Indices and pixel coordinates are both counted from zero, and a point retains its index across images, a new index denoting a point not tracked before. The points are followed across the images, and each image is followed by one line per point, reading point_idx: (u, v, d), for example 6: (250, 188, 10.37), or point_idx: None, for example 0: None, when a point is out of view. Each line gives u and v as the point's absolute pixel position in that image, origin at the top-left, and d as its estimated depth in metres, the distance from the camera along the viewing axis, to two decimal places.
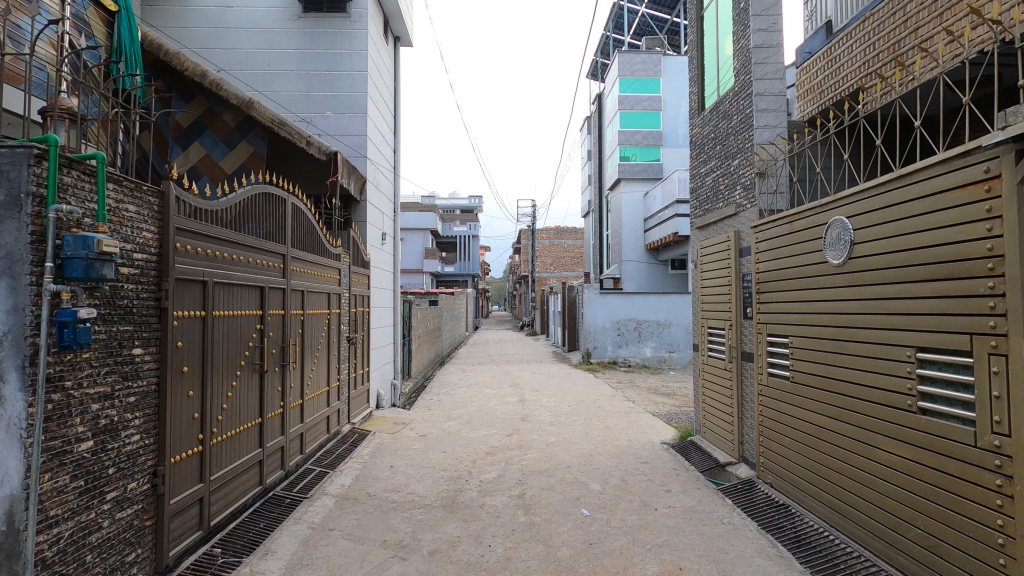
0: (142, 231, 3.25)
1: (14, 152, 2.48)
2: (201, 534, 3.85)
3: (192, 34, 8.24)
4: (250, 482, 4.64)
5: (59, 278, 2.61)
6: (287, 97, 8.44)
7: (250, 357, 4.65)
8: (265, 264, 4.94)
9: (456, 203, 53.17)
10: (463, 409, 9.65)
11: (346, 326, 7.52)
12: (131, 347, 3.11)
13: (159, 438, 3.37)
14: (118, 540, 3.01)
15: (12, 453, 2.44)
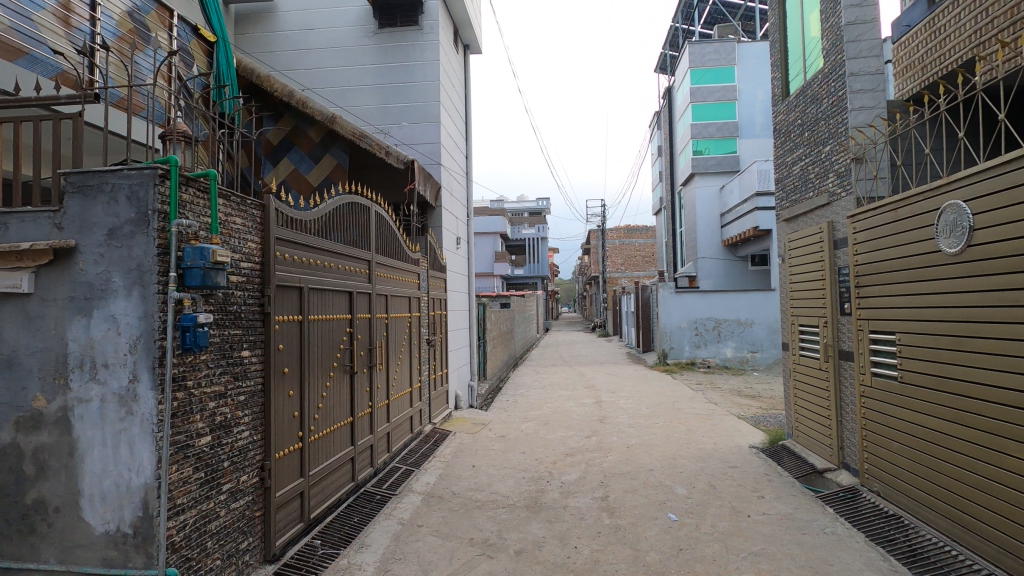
0: (247, 242, 3.50)
1: (142, 173, 2.75)
2: (302, 526, 4.08)
3: (280, 58, 8.83)
4: (343, 478, 4.86)
5: (180, 286, 2.85)
6: (365, 111, 8.81)
7: (342, 359, 4.89)
8: (352, 270, 5.18)
9: (524, 206, 53.45)
10: (539, 410, 9.65)
11: (426, 328, 7.74)
12: (240, 349, 3.36)
13: (265, 434, 3.60)
14: (233, 529, 3.25)
15: (145, 447, 2.70)
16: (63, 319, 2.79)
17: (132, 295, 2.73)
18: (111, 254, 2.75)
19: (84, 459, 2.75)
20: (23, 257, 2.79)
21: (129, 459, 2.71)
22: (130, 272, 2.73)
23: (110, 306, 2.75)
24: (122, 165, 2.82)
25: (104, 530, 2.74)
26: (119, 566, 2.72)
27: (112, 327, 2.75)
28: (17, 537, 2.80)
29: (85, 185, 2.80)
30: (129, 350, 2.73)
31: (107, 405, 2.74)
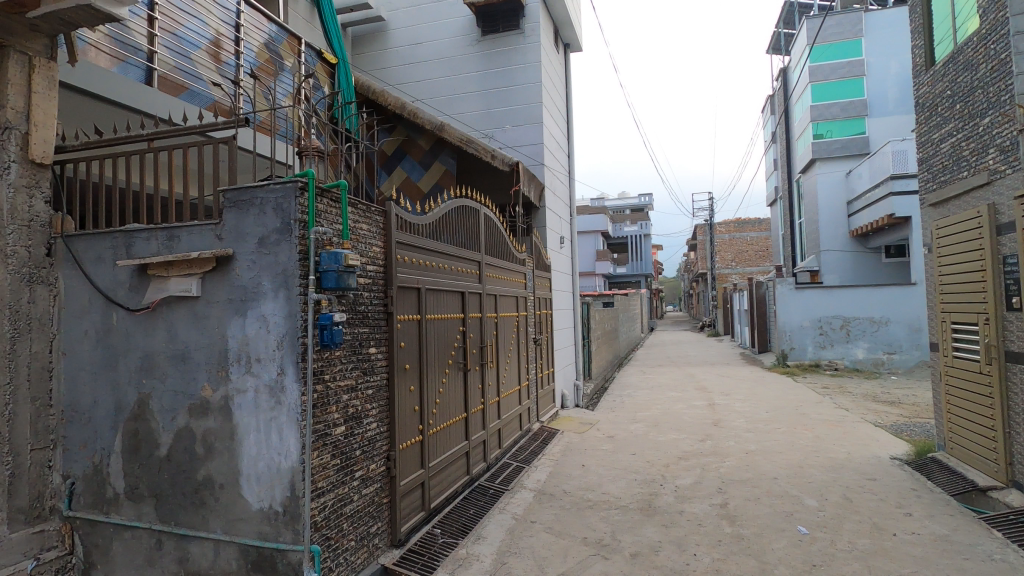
0: (372, 246, 3.74)
1: (285, 186, 3.05)
2: (423, 515, 4.29)
3: (392, 73, 9.38)
4: (459, 470, 5.06)
5: (318, 288, 3.12)
6: (470, 117, 9.07)
7: (456, 357, 5.09)
8: (464, 270, 5.38)
9: (625, 203, 52.32)
10: (647, 412, 9.39)
11: (533, 327, 7.84)
12: (368, 346, 3.61)
13: (390, 426, 3.84)
14: (365, 513, 3.50)
15: (292, 433, 2.99)
16: (224, 318, 3.17)
17: (279, 297, 3.03)
18: (261, 260, 3.08)
19: (242, 442, 3.10)
20: (192, 264, 3.21)
21: (278, 444, 3.01)
22: (277, 276, 3.04)
23: (261, 307, 3.07)
24: (268, 180, 3.14)
25: (259, 507, 3.07)
26: (272, 540, 3.03)
27: (263, 325, 3.07)
28: (190, 507, 3.22)
29: (240, 200, 3.15)
30: (277, 346, 3.03)
31: (260, 395, 3.06)
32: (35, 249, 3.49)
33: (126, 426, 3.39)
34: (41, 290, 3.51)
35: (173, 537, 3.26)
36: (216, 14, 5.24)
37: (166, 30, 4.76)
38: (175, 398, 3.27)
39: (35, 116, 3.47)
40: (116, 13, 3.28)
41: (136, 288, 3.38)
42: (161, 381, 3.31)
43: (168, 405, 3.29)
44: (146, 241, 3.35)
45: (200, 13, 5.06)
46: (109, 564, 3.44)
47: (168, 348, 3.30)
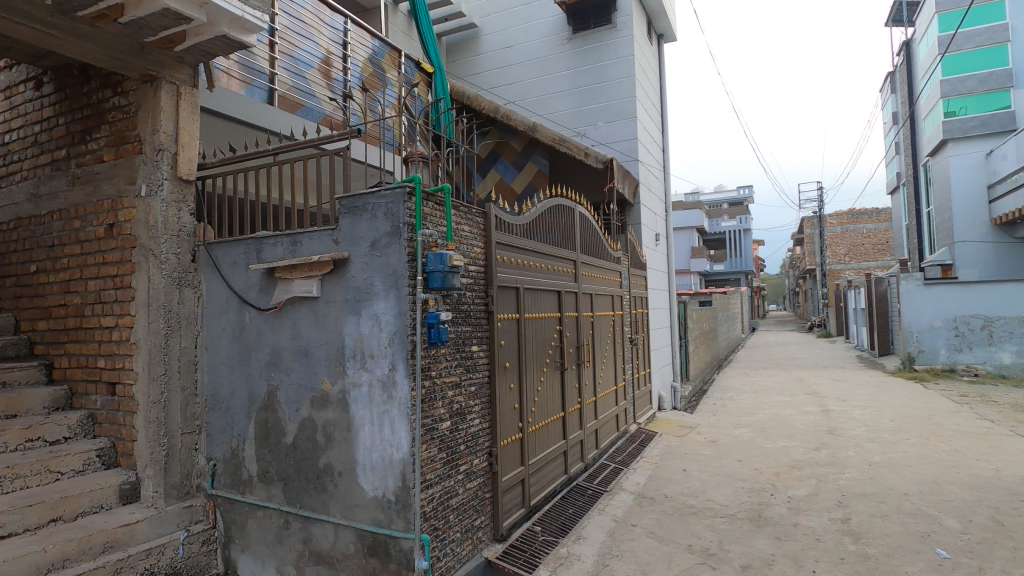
0: (473, 247, 3.84)
1: (394, 192, 3.21)
2: (524, 511, 4.34)
3: (485, 78, 9.62)
4: (558, 469, 5.06)
5: (425, 288, 3.26)
6: (562, 116, 9.05)
7: (554, 356, 5.10)
8: (560, 270, 5.37)
9: (723, 197, 49.75)
10: (753, 417, 8.86)
11: (629, 327, 7.68)
12: (470, 344, 3.71)
13: (492, 423, 3.92)
14: (469, 506, 3.61)
15: (402, 426, 3.14)
16: (340, 317, 3.40)
17: (389, 297, 3.20)
18: (374, 262, 3.26)
19: (358, 433, 3.31)
20: (312, 267, 3.46)
21: (391, 436, 3.18)
22: (387, 277, 3.21)
23: (374, 306, 3.26)
24: (379, 186, 3.33)
25: (373, 495, 3.25)
26: (386, 526, 3.20)
27: (375, 323, 3.26)
28: (313, 491, 3.48)
29: (354, 206, 3.35)
30: (388, 343, 3.20)
31: (373, 389, 3.25)
32: (183, 256, 3.94)
33: (258, 415, 3.74)
34: (188, 292, 3.96)
35: (299, 518, 3.54)
36: (326, 34, 5.63)
37: (286, 52, 5.17)
38: (300, 390, 3.55)
39: (182, 138, 3.92)
40: (245, 40, 3.62)
41: (265, 289, 3.72)
42: (287, 375, 3.61)
43: (294, 397, 3.58)
44: (273, 247, 3.67)
45: (313, 34, 5.47)
46: (245, 540, 3.80)
47: (293, 345, 3.59)
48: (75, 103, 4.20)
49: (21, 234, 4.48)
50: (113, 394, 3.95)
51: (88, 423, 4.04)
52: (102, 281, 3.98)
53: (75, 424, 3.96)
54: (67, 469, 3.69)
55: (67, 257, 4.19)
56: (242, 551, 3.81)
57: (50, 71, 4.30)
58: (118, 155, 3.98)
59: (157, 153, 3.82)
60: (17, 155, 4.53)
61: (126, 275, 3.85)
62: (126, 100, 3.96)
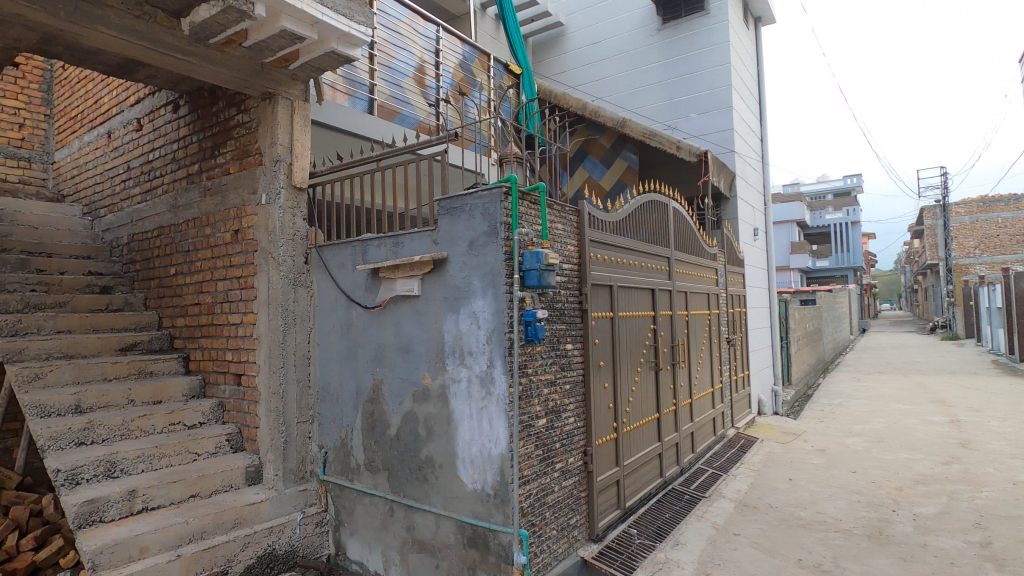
0: (567, 245, 3.83)
1: (491, 192, 3.27)
2: (619, 513, 4.26)
3: (571, 75, 9.61)
4: (653, 472, 4.93)
5: (522, 286, 3.30)
6: (651, 110, 8.81)
7: (648, 355, 4.97)
8: (654, 267, 5.23)
9: (826, 187, 46.13)
10: (867, 425, 8.14)
11: (726, 327, 7.32)
12: (565, 342, 3.71)
13: (587, 421, 3.90)
14: (565, 504, 3.60)
15: (500, 422, 3.20)
16: (440, 315, 3.52)
17: (487, 295, 3.27)
18: (472, 261, 3.35)
19: (457, 427, 3.41)
20: (414, 267, 3.61)
21: (490, 432, 3.25)
22: (485, 276, 3.28)
23: (472, 305, 3.34)
24: (476, 187, 3.41)
25: (473, 488, 3.34)
26: (485, 519, 3.28)
27: (474, 321, 3.34)
28: (415, 482, 3.63)
29: (453, 207, 3.46)
30: (487, 340, 3.27)
31: (472, 385, 3.34)
32: (298, 258, 4.25)
33: (365, 407, 3.96)
34: (303, 291, 4.27)
35: (403, 507, 3.71)
36: (420, 43, 5.86)
37: (383, 64, 5.44)
38: (403, 385, 3.72)
39: (296, 148, 4.23)
40: (351, 54, 3.83)
41: (370, 288, 3.92)
42: (391, 369, 3.80)
43: (397, 391, 3.76)
44: (377, 249, 3.86)
45: (408, 45, 5.71)
46: (353, 524, 4.05)
47: (396, 341, 3.77)
48: (206, 122, 4.68)
49: (163, 241, 5.05)
50: (239, 384, 4.35)
51: (218, 411, 4.47)
52: (229, 281, 4.39)
53: (208, 410, 4.41)
54: (203, 450, 4.12)
55: (200, 261, 4.67)
56: (351, 534, 4.06)
57: (186, 94, 4.82)
58: (242, 167, 4.38)
59: (275, 164, 4.16)
60: (159, 171, 5.12)
61: (250, 276, 4.23)
62: (248, 116, 4.35)
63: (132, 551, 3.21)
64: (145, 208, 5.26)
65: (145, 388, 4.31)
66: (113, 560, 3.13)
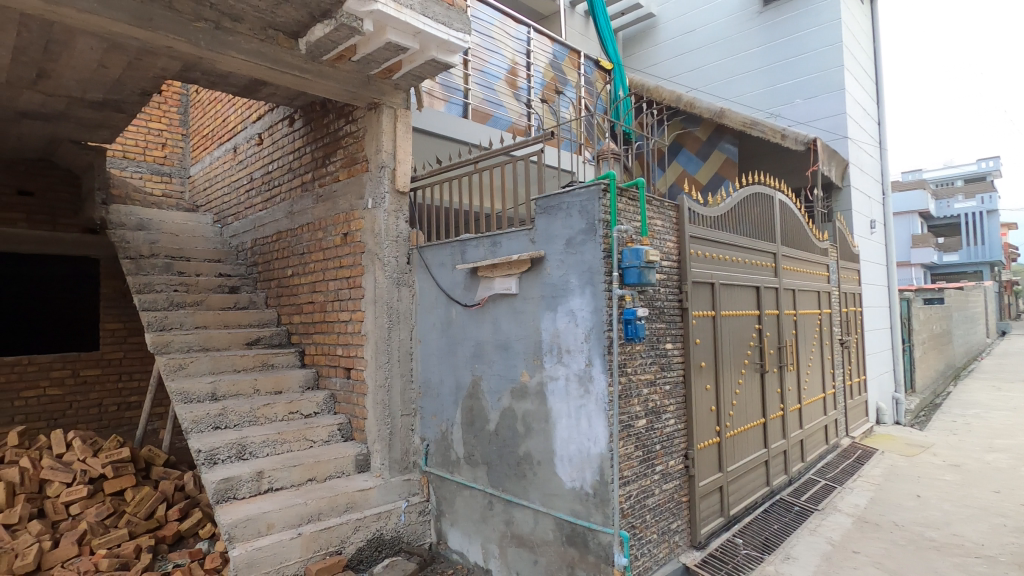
0: (666, 241, 3.72)
1: (589, 190, 3.26)
2: (723, 521, 4.08)
3: (664, 67, 9.33)
4: (759, 480, 4.67)
5: (621, 284, 3.26)
6: (752, 97, 8.33)
7: (752, 357, 4.72)
8: (759, 263, 4.95)
9: (955, 173, 41.26)
10: (1012, 440, 7.19)
11: (839, 327, 6.77)
12: (665, 341, 3.61)
13: (688, 423, 3.77)
14: (666, 508, 3.51)
15: (600, 421, 3.18)
16: (538, 313, 3.55)
17: (585, 293, 3.26)
18: (569, 259, 3.35)
19: (555, 425, 3.42)
20: (512, 266, 3.67)
21: (588, 431, 3.24)
22: (583, 274, 3.27)
23: (570, 303, 3.34)
24: (573, 185, 3.41)
25: (572, 486, 3.34)
26: (584, 518, 3.27)
27: (572, 319, 3.34)
28: (514, 477, 3.69)
29: (550, 206, 3.48)
30: (585, 339, 3.26)
31: (570, 383, 3.34)
32: (401, 259, 4.46)
33: (464, 402, 4.08)
34: (405, 290, 4.48)
35: (502, 501, 3.79)
36: (511, 46, 5.95)
37: (477, 69, 5.58)
38: (501, 381, 3.80)
39: (399, 154, 4.44)
40: (449, 61, 3.95)
41: (469, 287, 4.04)
42: (489, 366, 3.89)
43: (496, 387, 3.84)
44: (475, 248, 3.96)
45: (500, 48, 5.82)
46: (454, 515, 4.19)
47: (494, 339, 3.86)
48: (318, 134, 5.04)
49: (281, 245, 5.51)
50: (349, 377, 4.64)
51: (330, 402, 4.79)
52: (340, 281, 4.70)
53: (321, 401, 4.74)
54: (318, 438, 4.44)
55: (314, 262, 5.03)
56: (452, 525, 4.20)
57: (300, 109, 5.22)
58: (350, 174, 4.67)
59: (380, 170, 4.40)
60: (277, 181, 5.59)
61: (358, 276, 4.50)
62: (356, 126, 4.63)
63: (261, 526, 3.53)
64: (266, 215, 5.76)
65: (268, 379, 4.72)
66: (245, 534, 3.46)
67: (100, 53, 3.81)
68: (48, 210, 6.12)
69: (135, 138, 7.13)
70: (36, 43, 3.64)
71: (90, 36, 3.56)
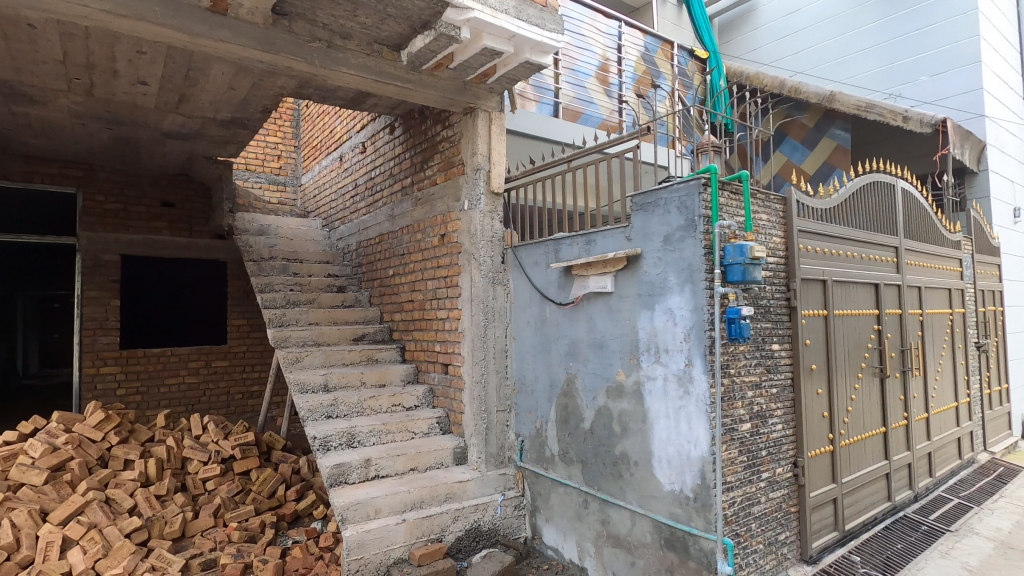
0: (772, 237, 3.52)
1: (688, 185, 3.16)
2: (837, 535, 3.79)
3: (766, 52, 8.83)
4: (879, 494, 4.30)
5: (723, 281, 3.13)
6: (866, 78, 7.66)
7: (871, 360, 4.34)
8: (878, 259, 4.55)
9: None
10: None
11: (974, 329, 6.05)
12: (771, 342, 3.42)
13: (797, 429, 3.55)
14: (773, 518, 3.33)
15: (701, 423, 3.08)
16: (634, 311, 3.50)
17: (685, 291, 3.17)
18: (667, 257, 3.27)
19: (653, 426, 3.36)
20: (608, 264, 3.64)
21: (688, 433, 3.15)
22: (682, 271, 3.18)
23: (668, 301, 3.27)
24: (671, 181, 3.32)
25: (671, 489, 3.26)
26: (684, 523, 3.18)
27: (670, 318, 3.26)
28: (610, 477, 3.67)
29: (646, 203, 3.41)
30: (684, 338, 3.17)
31: (669, 384, 3.26)
32: (496, 259, 4.57)
33: (559, 400, 4.11)
34: (500, 289, 4.58)
35: (597, 500, 3.77)
36: (602, 42, 5.91)
37: (568, 68, 5.61)
38: (596, 380, 3.79)
39: (493, 156, 4.56)
40: (542, 62, 3.98)
41: (563, 285, 4.06)
42: (584, 364, 3.89)
43: (591, 385, 3.83)
44: (569, 247, 3.98)
45: (591, 45, 5.81)
46: (549, 511, 4.23)
47: (589, 337, 3.85)
48: (417, 140, 5.29)
49: (383, 246, 5.83)
50: (447, 372, 4.84)
51: (428, 396, 5.01)
52: (438, 280, 4.90)
53: (421, 395, 4.97)
54: (419, 430, 4.66)
55: (413, 262, 5.29)
56: (547, 521, 4.24)
57: (400, 117, 5.50)
58: (448, 177, 4.85)
59: (476, 172, 4.54)
60: (380, 186, 5.93)
61: (456, 275, 4.66)
62: (452, 131, 4.81)
63: (369, 511, 3.77)
64: (369, 219, 6.13)
65: (373, 372, 5.02)
66: (356, 517, 3.72)
67: (230, 77, 4.24)
68: (186, 219, 6.91)
69: (256, 151, 7.88)
70: (179, 72, 4.13)
71: (223, 62, 3.98)
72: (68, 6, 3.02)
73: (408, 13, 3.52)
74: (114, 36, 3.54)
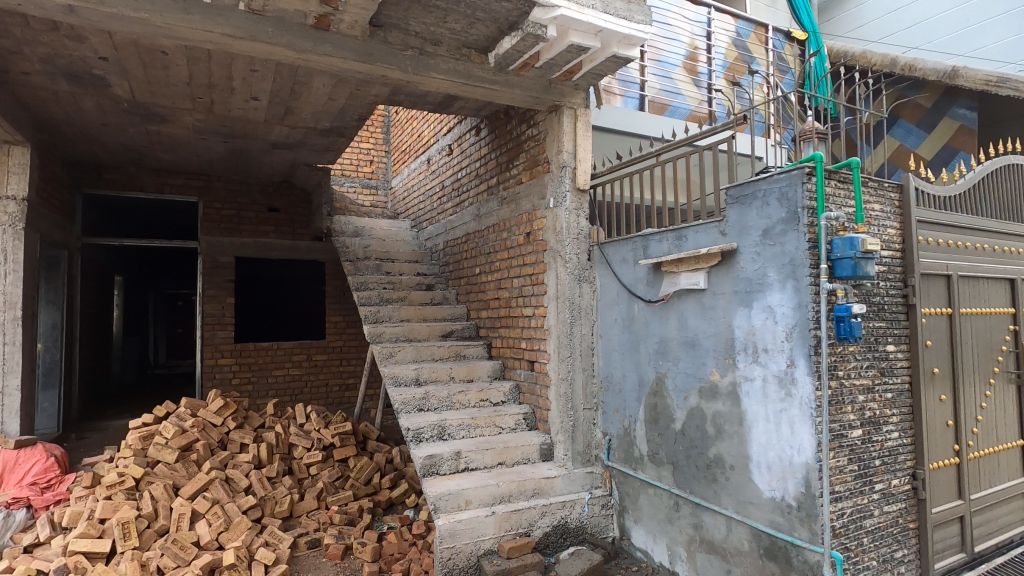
0: (887, 228, 3.24)
1: (790, 175, 2.98)
2: (964, 557, 3.43)
3: (875, 27, 8.13)
4: (1015, 513, 3.84)
5: (830, 277, 2.92)
6: (996, 49, 6.83)
7: (1006, 365, 3.88)
8: (1015, 251, 4.06)
9: None
10: None
11: None
12: (885, 343, 3.15)
13: (917, 439, 3.25)
14: (888, 533, 3.07)
15: (805, 428, 2.90)
16: (730, 309, 3.35)
17: (786, 288, 3.00)
18: (766, 251, 3.11)
19: (751, 429, 3.20)
20: (700, 260, 3.51)
21: (792, 438, 2.97)
22: (784, 267, 3.01)
23: (767, 298, 3.11)
24: (771, 171, 3.14)
25: (771, 496, 3.10)
26: (786, 532, 3.01)
27: (769, 316, 3.10)
28: (703, 480, 3.54)
29: (742, 195, 3.26)
30: (786, 338, 3.00)
31: (768, 385, 3.10)
32: (582, 256, 4.54)
33: (648, 400, 4.02)
34: (586, 286, 4.55)
35: (690, 503, 3.66)
36: (690, 30, 5.70)
37: (654, 59, 5.48)
38: (688, 380, 3.67)
39: (579, 153, 4.54)
40: (629, 55, 3.90)
41: (653, 282, 3.96)
42: (675, 364, 3.79)
43: (682, 385, 3.73)
44: (659, 243, 3.87)
45: (678, 34, 5.63)
46: (638, 512, 4.16)
47: (680, 335, 3.74)
48: (503, 140, 5.37)
49: (470, 246, 5.98)
50: (533, 369, 4.89)
51: (515, 392, 5.09)
52: (524, 278, 4.96)
53: (508, 391, 5.05)
54: (506, 425, 4.74)
55: (499, 261, 5.38)
56: (636, 522, 4.17)
57: (486, 118, 5.62)
58: (533, 176, 4.89)
59: (561, 170, 4.54)
60: (466, 187, 6.08)
61: (541, 273, 4.70)
62: (537, 129, 4.84)
63: (460, 502, 3.90)
64: (456, 218, 6.31)
65: (462, 368, 5.16)
66: (448, 507, 3.86)
67: (330, 88, 4.52)
68: (290, 222, 7.43)
69: (352, 157, 8.36)
70: (287, 86, 4.46)
71: (324, 74, 4.26)
72: (196, 32, 3.35)
73: (496, 15, 3.58)
74: (232, 56, 3.89)
